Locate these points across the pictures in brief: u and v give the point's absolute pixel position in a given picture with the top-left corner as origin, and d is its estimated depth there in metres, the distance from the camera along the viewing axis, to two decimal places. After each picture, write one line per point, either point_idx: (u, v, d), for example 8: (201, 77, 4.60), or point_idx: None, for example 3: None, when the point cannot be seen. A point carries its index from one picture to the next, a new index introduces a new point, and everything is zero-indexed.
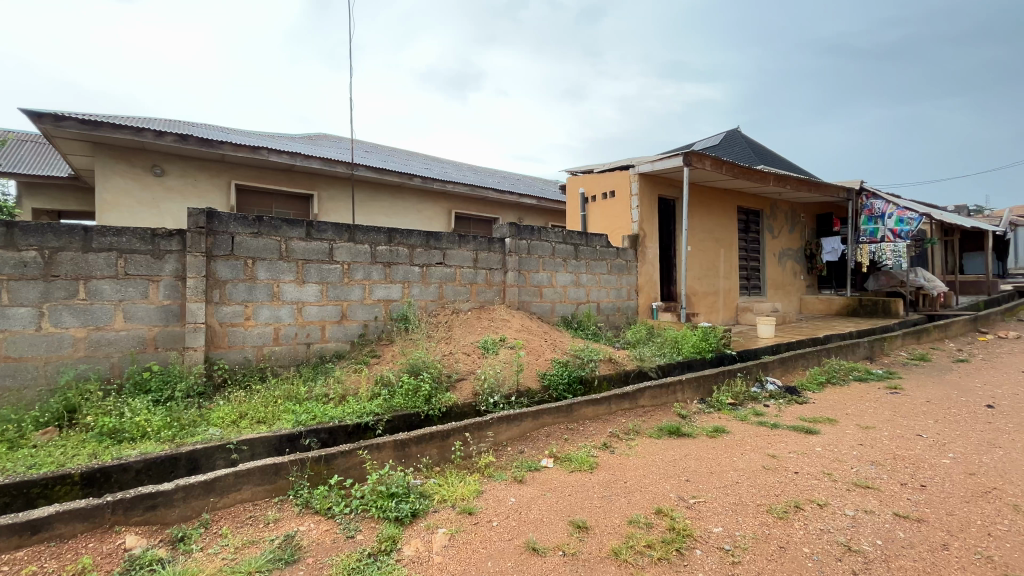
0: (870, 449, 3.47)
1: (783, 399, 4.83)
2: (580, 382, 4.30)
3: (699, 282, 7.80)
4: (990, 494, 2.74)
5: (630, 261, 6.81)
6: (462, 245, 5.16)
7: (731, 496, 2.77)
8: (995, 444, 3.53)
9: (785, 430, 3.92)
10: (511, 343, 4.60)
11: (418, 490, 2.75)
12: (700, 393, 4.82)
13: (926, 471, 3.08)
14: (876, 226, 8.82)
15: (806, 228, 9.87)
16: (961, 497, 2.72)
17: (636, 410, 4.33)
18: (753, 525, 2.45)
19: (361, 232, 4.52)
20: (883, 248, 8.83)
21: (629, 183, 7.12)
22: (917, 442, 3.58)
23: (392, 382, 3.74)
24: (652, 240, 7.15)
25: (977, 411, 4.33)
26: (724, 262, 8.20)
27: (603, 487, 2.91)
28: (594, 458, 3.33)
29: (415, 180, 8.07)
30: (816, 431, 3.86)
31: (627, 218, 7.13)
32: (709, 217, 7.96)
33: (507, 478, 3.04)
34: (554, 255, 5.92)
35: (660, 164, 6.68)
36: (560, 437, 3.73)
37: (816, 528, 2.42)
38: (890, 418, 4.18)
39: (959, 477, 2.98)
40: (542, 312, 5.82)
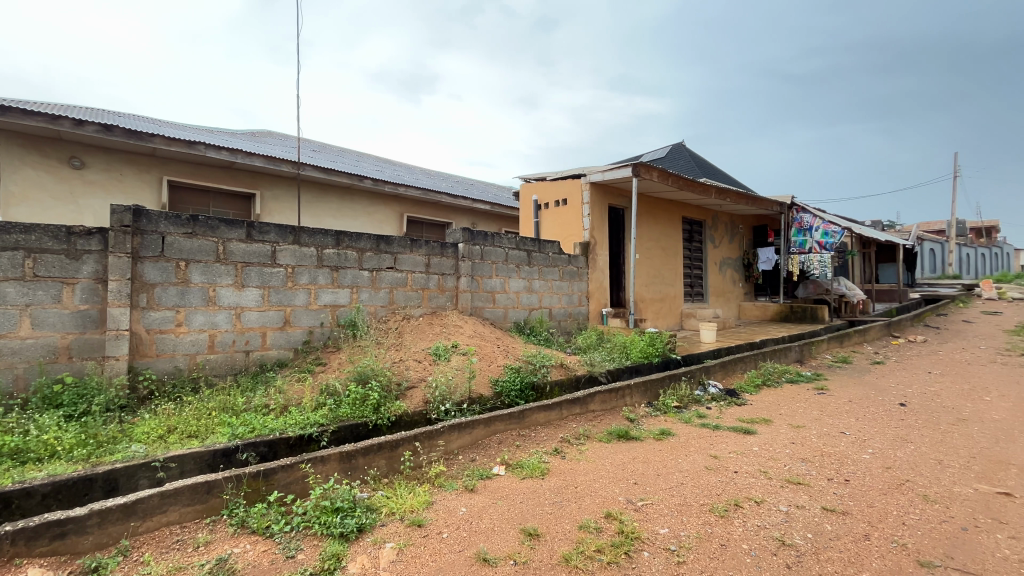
0: (801, 447, 3.71)
1: (723, 401, 5.07)
2: (533, 388, 4.32)
3: (646, 289, 8.07)
4: (904, 486, 2.99)
5: (581, 268, 6.94)
6: (414, 249, 5.06)
7: (676, 497, 2.86)
8: (906, 439, 3.86)
9: (726, 431, 4.12)
10: (464, 349, 4.54)
11: (365, 503, 2.65)
12: (647, 397, 4.96)
13: (849, 466, 3.32)
14: (805, 238, 9.50)
15: (744, 238, 10.47)
16: (879, 489, 2.95)
17: (587, 414, 4.40)
18: (697, 524, 2.54)
19: (307, 234, 4.33)
20: (811, 259, 9.50)
21: (581, 191, 7.28)
22: (841, 440, 3.86)
23: (338, 392, 3.58)
24: (602, 247, 7.33)
25: (892, 409, 4.74)
26: (669, 270, 8.54)
27: (554, 493, 2.93)
28: (545, 464, 3.34)
29: (366, 182, 7.87)
30: (753, 431, 4.07)
31: (579, 225, 7.28)
32: (655, 226, 8.26)
33: (458, 488, 2.99)
34: (507, 261, 5.93)
35: (610, 174, 6.87)
36: (511, 444, 3.71)
37: (754, 524, 2.54)
38: (817, 417, 4.48)
39: (877, 471, 3.23)
40: (494, 317, 5.81)
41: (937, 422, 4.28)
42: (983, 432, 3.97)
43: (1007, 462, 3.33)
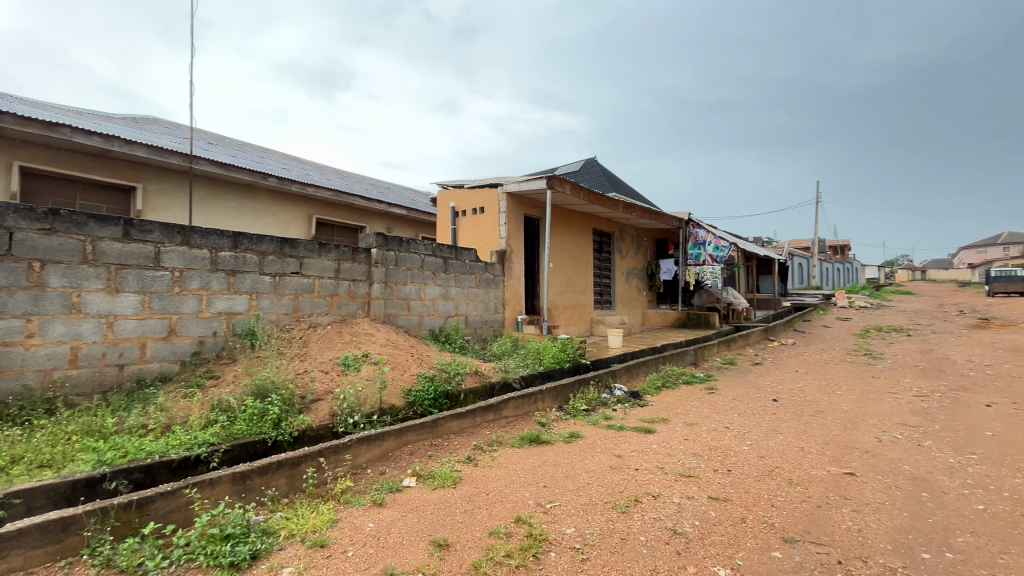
0: (693, 443, 4.06)
1: (627, 403, 5.41)
2: (447, 397, 4.29)
3: (559, 297, 8.38)
4: (774, 472, 3.41)
5: (497, 276, 7.04)
6: (323, 253, 4.82)
7: (582, 497, 3.00)
8: (777, 431, 4.40)
9: (629, 431, 4.40)
10: (375, 358, 4.38)
11: (260, 527, 2.46)
12: (558, 401, 5.14)
13: (731, 457, 3.71)
14: (699, 251, 10.46)
15: (647, 250, 11.28)
16: (755, 476, 3.33)
17: (500, 421, 4.46)
18: (601, 522, 2.68)
19: (198, 235, 3.94)
20: (704, 270, 10.47)
21: (497, 200, 7.39)
22: (726, 434, 4.30)
23: (232, 407, 3.28)
24: (518, 255, 7.49)
25: (767, 404, 5.38)
26: (581, 278, 8.96)
27: (465, 501, 2.92)
28: (458, 473, 3.33)
29: (271, 180, 7.35)
30: (653, 430, 4.39)
31: (495, 233, 7.37)
32: (568, 237, 8.63)
33: (365, 503, 2.87)
34: (423, 267, 5.85)
35: (526, 185, 7.06)
36: (423, 454, 3.65)
37: (650, 517, 2.74)
38: (707, 415, 4.95)
39: (754, 460, 3.64)
40: (409, 325, 5.69)
41: (801, 415, 4.93)
42: (835, 421, 4.65)
43: (852, 446, 3.93)
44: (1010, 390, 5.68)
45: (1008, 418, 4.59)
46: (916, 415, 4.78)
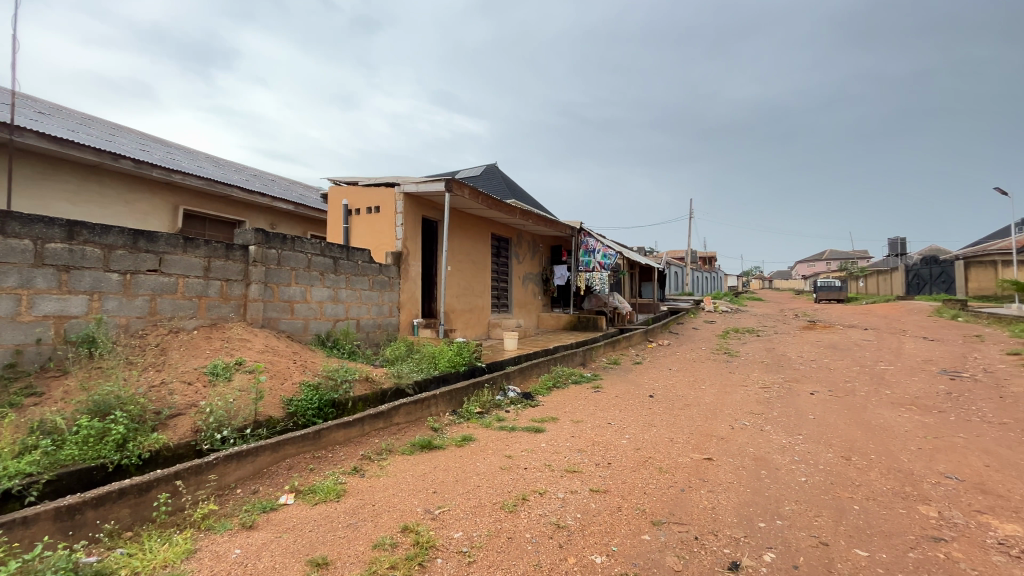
0: (578, 439, 4.31)
1: (520, 403, 5.58)
2: (333, 406, 4.05)
3: (457, 300, 8.36)
4: (647, 462, 3.74)
5: (392, 278, 6.82)
6: (188, 249, 4.27)
7: (472, 499, 3.02)
8: (651, 424, 4.85)
9: (520, 431, 4.53)
10: (250, 366, 3.98)
11: (92, 568, 2.09)
12: (452, 405, 5.13)
13: (611, 450, 4.00)
14: (590, 258, 11.14)
15: (543, 256, 11.74)
16: (631, 467, 3.63)
17: (390, 428, 4.32)
18: (488, 523, 2.72)
19: (17, 222, 3.27)
20: (594, 276, 11.17)
21: (394, 200, 7.15)
22: (608, 429, 4.63)
23: (61, 430, 2.76)
24: (415, 258, 7.32)
25: (644, 400, 5.90)
26: (478, 282, 9.03)
27: (349, 514, 2.78)
28: (342, 485, 3.15)
29: (124, 163, 6.35)
30: (542, 429, 4.58)
31: (391, 234, 7.13)
32: (466, 240, 8.65)
33: (233, 528, 2.59)
34: (309, 268, 5.46)
35: (424, 186, 6.93)
36: (304, 468, 3.40)
37: (536, 514, 2.84)
38: (592, 412, 5.29)
39: (631, 452, 3.97)
40: (292, 330, 5.27)
41: (672, 408, 5.49)
42: (699, 413, 5.25)
43: (711, 434, 4.46)
44: (827, 380, 6.88)
45: (825, 403, 5.56)
46: (760, 404, 5.59)
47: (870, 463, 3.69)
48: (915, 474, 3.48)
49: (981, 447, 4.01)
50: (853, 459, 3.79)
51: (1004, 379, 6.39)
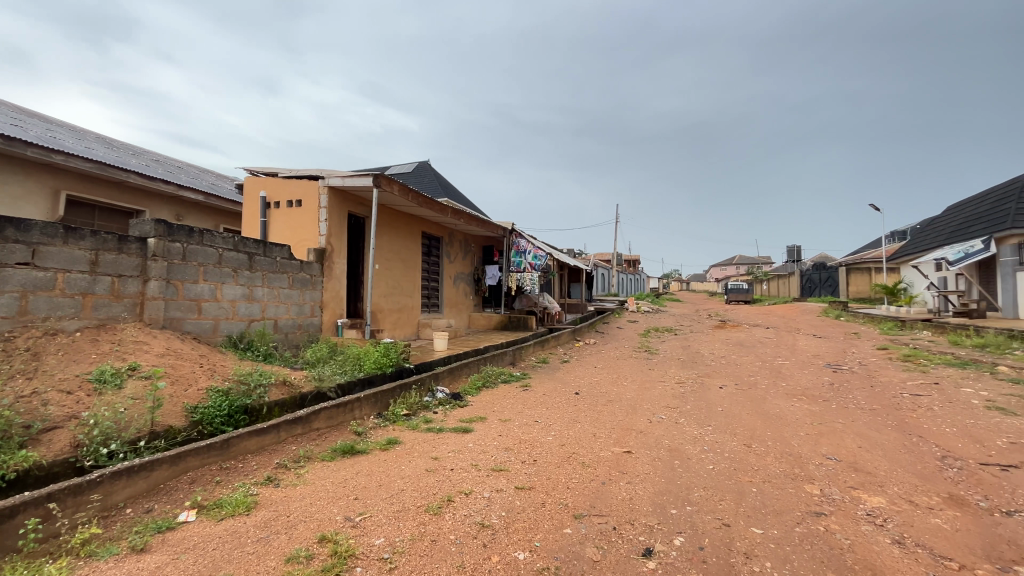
0: (505, 438, 4.35)
1: (448, 404, 5.52)
2: (245, 412, 3.77)
3: (384, 299, 8.11)
4: (571, 457, 3.87)
5: (314, 276, 6.47)
6: (71, 240, 3.78)
7: (395, 504, 2.94)
8: (576, 420, 5.01)
9: (448, 432, 4.49)
10: (146, 372, 3.61)
11: None
12: (377, 408, 4.96)
13: (537, 448, 4.08)
14: (521, 259, 11.28)
15: (474, 256, 11.72)
16: (556, 463, 3.72)
17: (310, 434, 4.10)
18: (412, 527, 2.66)
19: None
20: (524, 277, 11.33)
21: (317, 194, 6.78)
22: (535, 427, 4.72)
23: None
24: (340, 255, 7.00)
25: (570, 397, 6.09)
26: (407, 281, 8.82)
27: (259, 528, 2.60)
28: (253, 497, 2.93)
29: None
30: (470, 429, 4.57)
31: (313, 230, 6.76)
32: (395, 238, 8.41)
33: (119, 552, 2.32)
34: (220, 263, 5.04)
35: (350, 181, 6.64)
36: (209, 481, 3.13)
37: (461, 515, 2.83)
38: (520, 410, 5.37)
39: (556, 449, 4.08)
40: (199, 331, 4.83)
41: (596, 404, 5.71)
42: (620, 408, 5.51)
43: (631, 428, 4.70)
44: (733, 375, 7.51)
45: (732, 396, 6.07)
46: (675, 398, 5.98)
47: (767, 449, 4.08)
48: (803, 457, 3.90)
49: (856, 431, 4.58)
50: (753, 446, 4.16)
51: (875, 370, 7.34)
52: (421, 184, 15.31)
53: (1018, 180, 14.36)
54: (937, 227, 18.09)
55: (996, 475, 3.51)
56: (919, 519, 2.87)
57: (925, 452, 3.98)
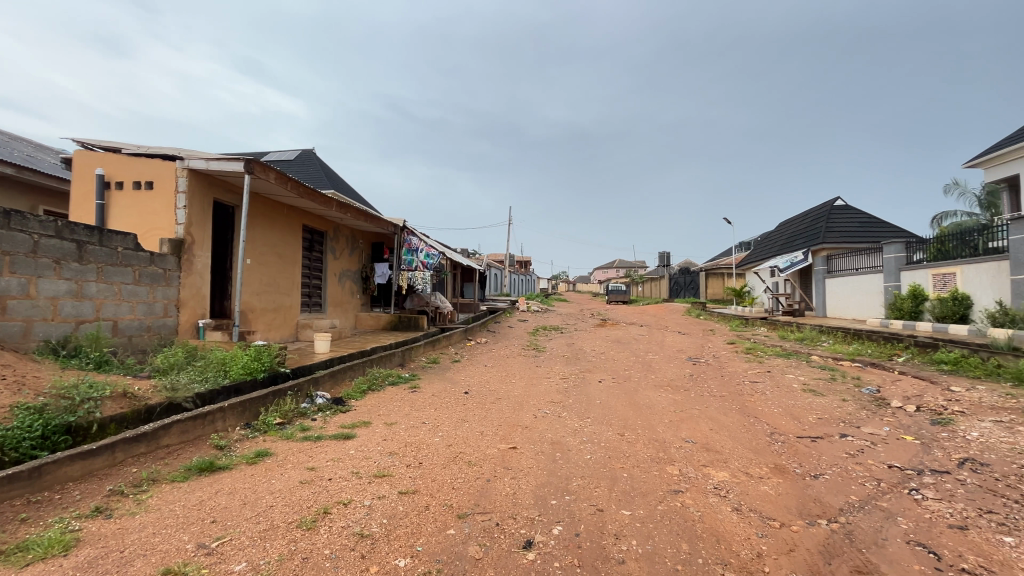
0: (390, 442, 4.21)
1: (329, 410, 5.17)
2: (67, 432, 3.14)
3: (257, 298, 7.35)
4: (458, 457, 3.86)
5: (167, 270, 5.63)
6: None
7: (261, 523, 2.66)
8: (464, 419, 5.03)
9: (327, 439, 4.20)
10: None
11: None
12: (244, 418, 4.47)
13: (424, 450, 4.01)
14: (412, 258, 10.97)
15: (362, 253, 11.17)
16: (442, 464, 3.69)
17: (157, 453, 3.56)
18: (280, 546, 2.44)
19: None
20: (416, 276, 11.05)
21: (173, 176, 5.91)
22: (422, 429, 4.63)
23: None
24: (201, 247, 6.17)
25: (460, 397, 6.09)
26: (285, 278, 8.10)
27: (82, 570, 2.18)
28: (74, 534, 2.45)
29: None
30: (352, 435, 4.33)
31: (167, 217, 5.88)
32: (271, 231, 7.67)
33: None
34: (35, 253, 4.15)
35: (215, 164, 5.88)
36: (11, 520, 2.55)
37: (338, 526, 2.67)
38: (408, 412, 5.23)
39: (443, 449, 4.04)
40: (3, 335, 3.94)
41: (484, 402, 5.80)
42: (508, 405, 5.66)
43: (517, 424, 4.83)
44: (610, 369, 8.14)
45: (609, 389, 6.57)
46: (559, 393, 6.30)
47: (637, 437, 4.47)
48: (665, 441, 4.35)
49: (708, 415, 5.23)
50: (625, 435, 4.54)
51: (724, 362, 8.48)
52: (304, 174, 14.22)
53: (827, 205, 17.70)
54: (772, 240, 21.52)
55: (808, 446, 4.26)
56: (753, 488, 3.37)
57: (759, 430, 4.70)
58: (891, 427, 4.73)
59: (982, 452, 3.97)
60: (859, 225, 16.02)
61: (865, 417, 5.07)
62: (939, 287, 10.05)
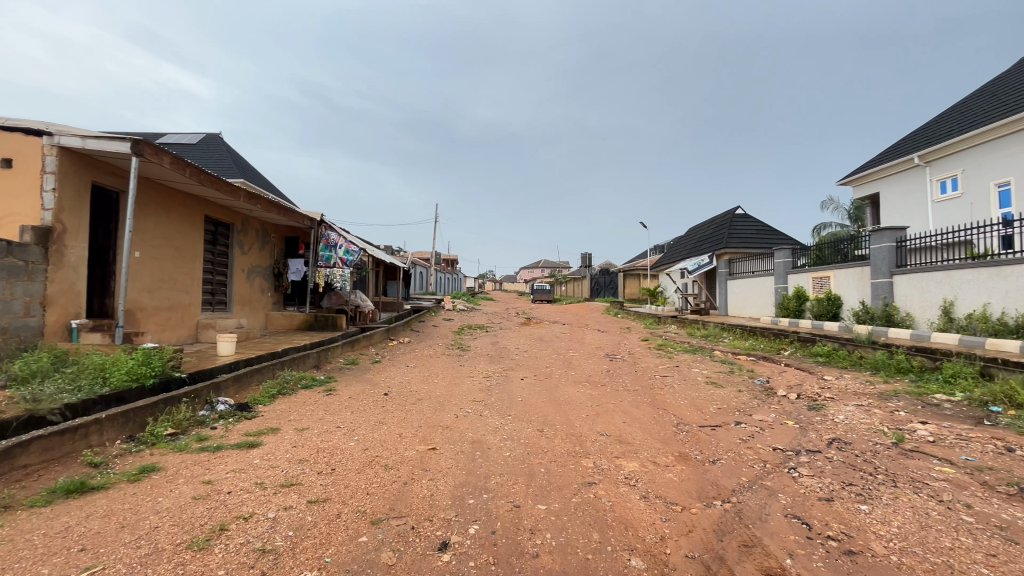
0: (301, 448, 3.96)
1: (232, 417, 4.76)
2: None
3: (147, 295, 6.58)
4: (374, 461, 3.73)
5: (31, 263, 4.87)
6: None
7: (142, 547, 2.39)
8: (382, 422, 4.87)
9: (228, 450, 3.86)
10: None
11: None
12: (128, 431, 3.98)
13: (337, 455, 3.82)
14: (330, 254, 10.41)
15: (275, 248, 10.42)
16: (357, 469, 3.54)
17: (12, 475, 3.06)
18: (166, 571, 2.20)
19: None
20: (335, 273, 10.50)
21: (39, 154, 5.11)
22: (337, 433, 4.41)
23: None
24: (76, 237, 5.40)
25: (379, 399, 5.89)
26: (182, 273, 7.34)
27: None
28: None
29: None
30: (258, 443, 4.02)
31: (31, 201, 5.08)
32: (165, 220, 6.91)
33: None
34: None
35: (94, 142, 5.17)
36: None
37: (236, 544, 2.46)
38: (321, 417, 4.96)
39: (358, 454, 3.88)
40: None
41: (405, 404, 5.66)
42: (429, 405, 5.57)
43: (437, 425, 4.78)
44: (533, 367, 8.32)
45: (531, 386, 6.71)
46: (482, 392, 6.32)
47: (555, 432, 4.60)
48: (582, 435, 4.53)
49: (622, 408, 5.52)
50: (544, 431, 4.65)
51: (638, 358, 9.01)
52: (209, 160, 13.00)
53: (729, 213, 19.44)
54: (683, 244, 23.22)
55: (708, 434, 4.64)
56: (659, 476, 3.60)
57: (667, 421, 5.04)
58: (776, 414, 5.29)
59: (846, 432, 4.57)
60: (755, 232, 17.78)
61: (756, 406, 5.63)
62: (818, 289, 11.42)
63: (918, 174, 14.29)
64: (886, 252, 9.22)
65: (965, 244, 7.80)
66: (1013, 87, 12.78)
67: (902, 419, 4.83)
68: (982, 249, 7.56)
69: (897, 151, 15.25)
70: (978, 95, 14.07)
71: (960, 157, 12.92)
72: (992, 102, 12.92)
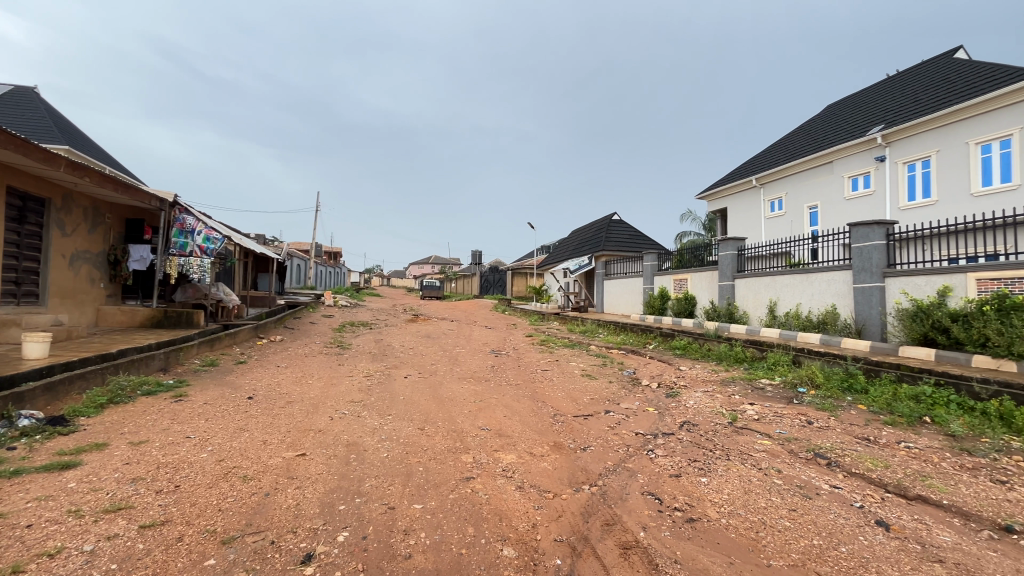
0: (135, 465, 3.39)
1: (39, 434, 3.90)
2: None
3: None
4: (229, 474, 3.33)
5: None
6: None
7: None
8: (243, 429, 4.38)
9: (32, 474, 3.16)
10: None
11: None
12: None
13: (183, 471, 3.34)
14: (186, 240, 9.05)
15: (110, 232, 8.82)
16: (207, 484, 3.14)
17: None
18: None
19: None
20: (191, 262, 9.15)
21: None
22: (184, 445, 3.87)
23: None
24: None
25: (241, 403, 5.30)
26: None
27: None
28: None
29: None
30: (76, 463, 3.36)
31: None
32: None
33: None
34: None
35: None
36: None
37: None
38: (166, 427, 4.31)
39: (210, 467, 3.44)
40: None
41: (272, 408, 5.18)
42: (301, 409, 5.16)
43: (309, 429, 4.44)
44: (418, 364, 8.17)
45: (415, 384, 6.59)
46: (361, 392, 6.04)
47: (436, 429, 4.56)
48: (463, 431, 4.55)
49: (503, 403, 5.67)
50: (425, 429, 4.58)
51: (522, 353, 9.35)
52: (17, 119, 10.54)
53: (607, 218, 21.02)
54: (566, 245, 24.60)
55: (581, 423, 4.96)
56: (535, 466, 3.77)
57: (544, 413, 5.29)
58: (640, 402, 5.86)
59: (694, 415, 5.22)
60: (629, 237, 19.51)
61: (623, 395, 6.18)
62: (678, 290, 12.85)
63: (755, 194, 16.88)
64: (731, 259, 10.72)
65: (786, 254, 9.37)
66: (821, 129, 15.70)
67: (736, 401, 5.66)
68: (798, 258, 9.15)
69: (741, 173, 17.86)
70: (799, 132, 17.01)
71: (785, 182, 15.51)
72: (808, 140, 15.72)
